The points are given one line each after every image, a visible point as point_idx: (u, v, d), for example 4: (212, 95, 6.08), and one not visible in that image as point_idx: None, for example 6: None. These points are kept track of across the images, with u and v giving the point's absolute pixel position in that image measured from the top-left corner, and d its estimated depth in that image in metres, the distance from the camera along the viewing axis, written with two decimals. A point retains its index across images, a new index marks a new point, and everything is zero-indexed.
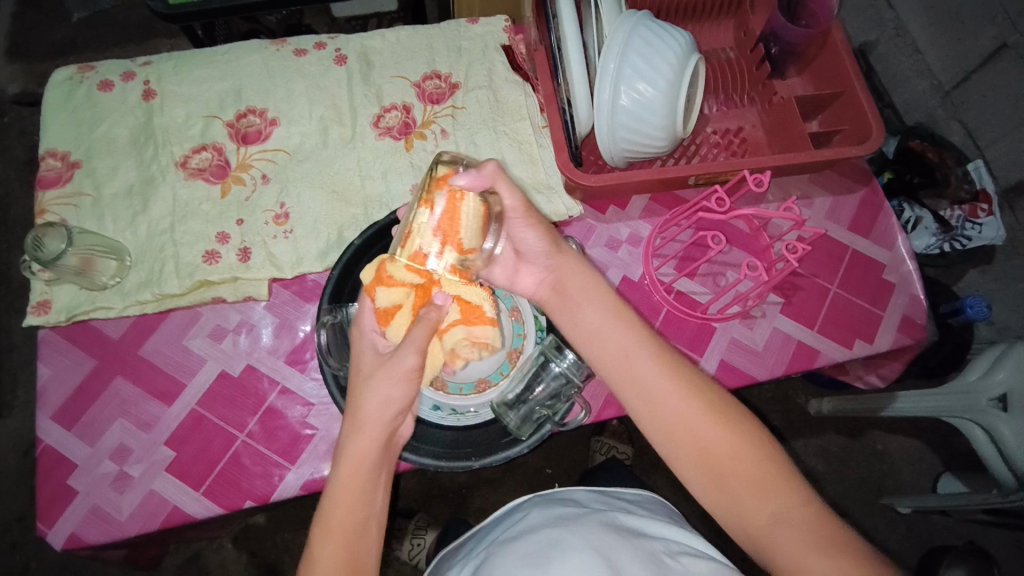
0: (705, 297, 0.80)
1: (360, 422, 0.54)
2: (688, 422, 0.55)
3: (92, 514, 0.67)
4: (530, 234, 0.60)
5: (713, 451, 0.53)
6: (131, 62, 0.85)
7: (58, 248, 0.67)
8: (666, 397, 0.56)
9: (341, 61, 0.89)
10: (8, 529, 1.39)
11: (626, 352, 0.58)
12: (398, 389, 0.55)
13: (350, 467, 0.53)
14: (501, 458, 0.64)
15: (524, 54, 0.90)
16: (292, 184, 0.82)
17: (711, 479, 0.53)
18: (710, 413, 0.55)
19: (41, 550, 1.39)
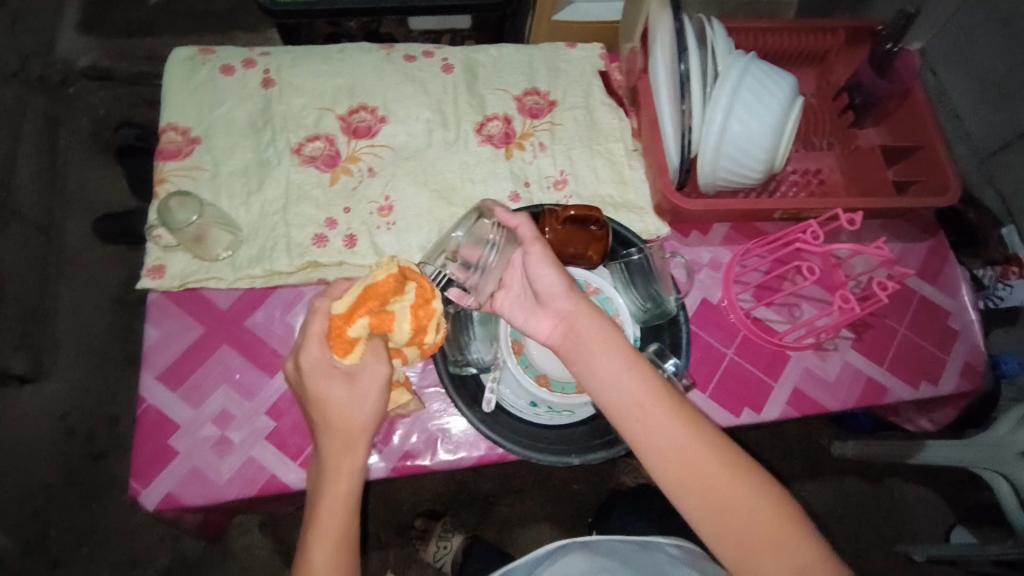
0: (782, 327, 0.85)
1: (337, 446, 0.60)
2: (712, 482, 0.55)
3: (191, 475, 0.69)
4: (544, 270, 0.60)
5: (740, 507, 0.54)
6: (252, 51, 0.90)
7: (190, 219, 0.72)
8: (689, 454, 0.55)
9: (448, 69, 0.94)
10: (30, 494, 1.40)
11: (642, 402, 0.56)
12: (369, 410, 0.60)
13: (333, 484, 0.60)
14: (599, 457, 0.67)
15: (620, 81, 0.97)
16: (397, 178, 0.86)
17: (733, 534, 0.54)
18: (734, 470, 0.55)
19: (60, 518, 1.40)
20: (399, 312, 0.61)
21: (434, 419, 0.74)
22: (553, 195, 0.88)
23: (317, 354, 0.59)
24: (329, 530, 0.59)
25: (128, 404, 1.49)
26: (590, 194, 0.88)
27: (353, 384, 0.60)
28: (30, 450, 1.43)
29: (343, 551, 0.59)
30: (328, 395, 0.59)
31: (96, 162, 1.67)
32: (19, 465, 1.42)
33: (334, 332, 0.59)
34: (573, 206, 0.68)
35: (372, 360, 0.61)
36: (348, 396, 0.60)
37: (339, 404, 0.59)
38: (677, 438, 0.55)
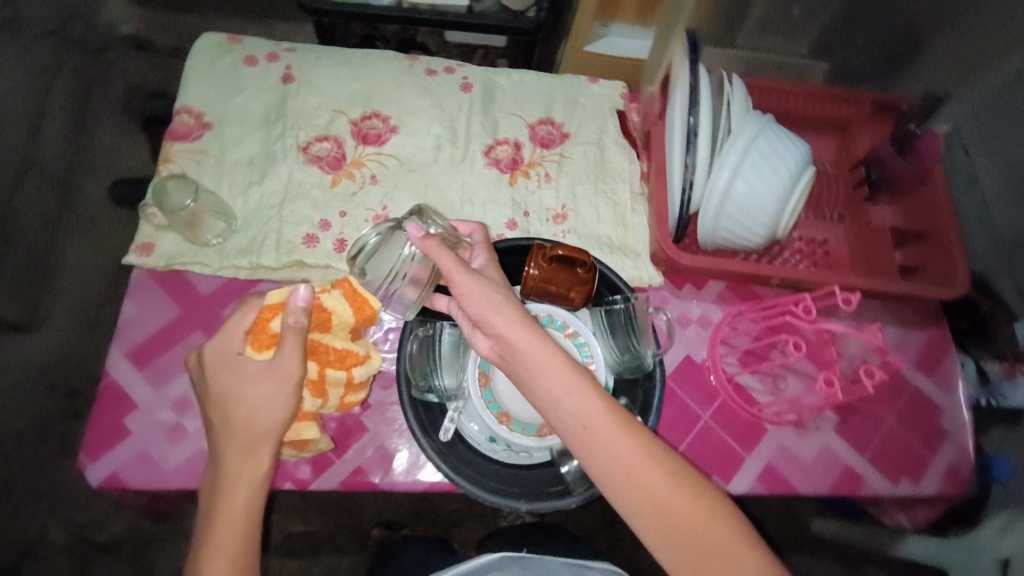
0: (763, 397, 0.82)
1: (238, 451, 0.61)
2: (687, 519, 0.54)
3: (139, 457, 0.68)
4: (477, 300, 0.57)
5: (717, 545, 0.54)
6: (277, 46, 0.92)
7: (186, 202, 0.74)
8: (660, 492, 0.54)
9: (467, 88, 0.94)
10: (2, 442, 1.41)
11: (614, 443, 0.54)
12: (274, 415, 0.61)
13: (234, 489, 0.60)
14: (549, 506, 0.64)
15: (636, 123, 0.95)
16: (398, 188, 0.86)
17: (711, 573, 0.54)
18: (706, 504, 0.55)
19: (26, 471, 1.40)
20: (335, 306, 0.66)
21: (393, 438, 0.73)
22: (551, 228, 0.87)
23: (232, 344, 0.63)
24: (230, 535, 0.60)
25: None
26: (588, 232, 0.87)
27: (264, 380, 0.61)
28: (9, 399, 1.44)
29: (242, 559, 0.60)
30: (236, 392, 0.61)
31: (121, 125, 1.70)
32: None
33: (259, 320, 0.64)
34: (561, 247, 0.67)
35: (285, 357, 0.61)
36: (256, 396, 0.61)
37: (245, 404, 0.61)
38: (648, 476, 0.54)
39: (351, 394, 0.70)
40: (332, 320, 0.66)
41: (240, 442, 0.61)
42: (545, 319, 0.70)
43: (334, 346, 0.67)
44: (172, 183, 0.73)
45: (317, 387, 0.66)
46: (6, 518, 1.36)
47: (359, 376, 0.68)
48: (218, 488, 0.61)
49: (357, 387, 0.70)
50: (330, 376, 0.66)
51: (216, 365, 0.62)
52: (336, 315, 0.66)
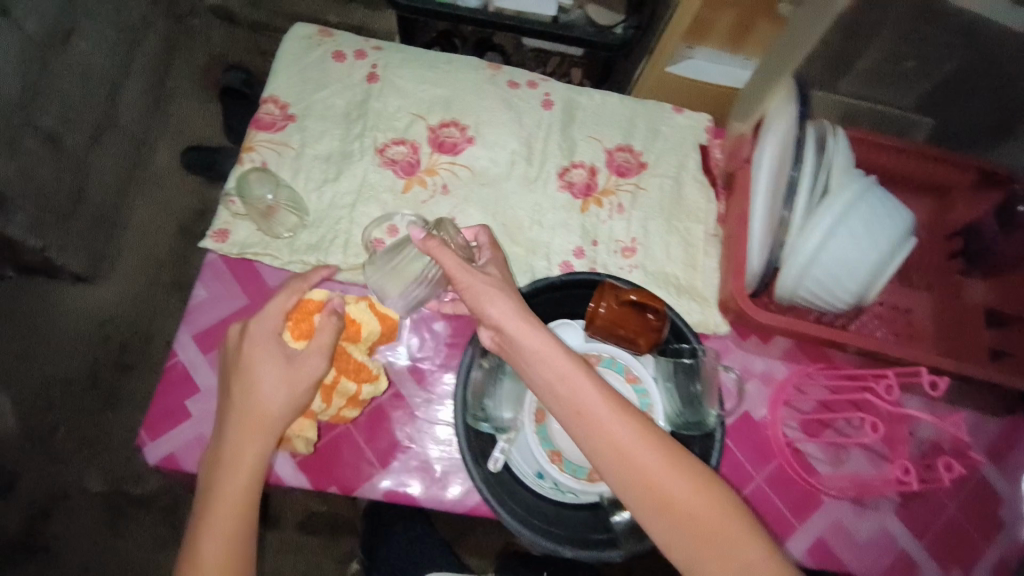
0: (823, 467, 0.79)
1: (244, 433, 0.62)
2: (707, 525, 0.52)
3: (196, 441, 0.70)
4: (498, 303, 0.60)
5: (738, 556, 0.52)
6: (366, 44, 0.92)
7: (267, 196, 0.76)
8: (678, 495, 0.53)
9: (548, 105, 0.93)
10: (50, 387, 1.48)
11: (628, 443, 0.54)
12: (286, 404, 0.62)
13: (237, 469, 0.61)
14: (594, 555, 0.62)
15: (719, 160, 0.92)
16: (468, 202, 0.85)
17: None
18: (727, 512, 0.53)
19: (71, 417, 1.47)
20: (364, 317, 0.69)
21: (437, 458, 0.73)
22: (618, 260, 0.84)
23: (273, 323, 0.65)
24: (226, 513, 0.60)
25: (164, 327, 1.56)
26: (656, 269, 0.84)
27: (290, 366, 0.63)
28: (64, 345, 1.52)
29: (234, 538, 0.60)
30: (255, 375, 0.63)
31: (199, 94, 1.78)
32: (51, 358, 1.50)
33: (302, 309, 0.68)
34: (635, 291, 0.65)
35: (317, 351, 0.64)
36: (276, 381, 0.63)
37: (262, 388, 0.62)
38: (666, 477, 0.53)
39: (350, 410, 0.71)
40: (361, 332, 0.69)
41: (252, 423, 0.61)
42: (606, 360, 0.69)
43: (353, 355, 0.69)
44: (255, 176, 0.76)
45: (327, 392, 0.68)
46: (49, 458, 1.44)
47: (364, 395, 0.70)
48: (221, 461, 0.61)
49: (359, 404, 0.71)
50: (342, 385, 0.68)
51: (246, 342, 0.64)
52: (363, 326, 0.69)
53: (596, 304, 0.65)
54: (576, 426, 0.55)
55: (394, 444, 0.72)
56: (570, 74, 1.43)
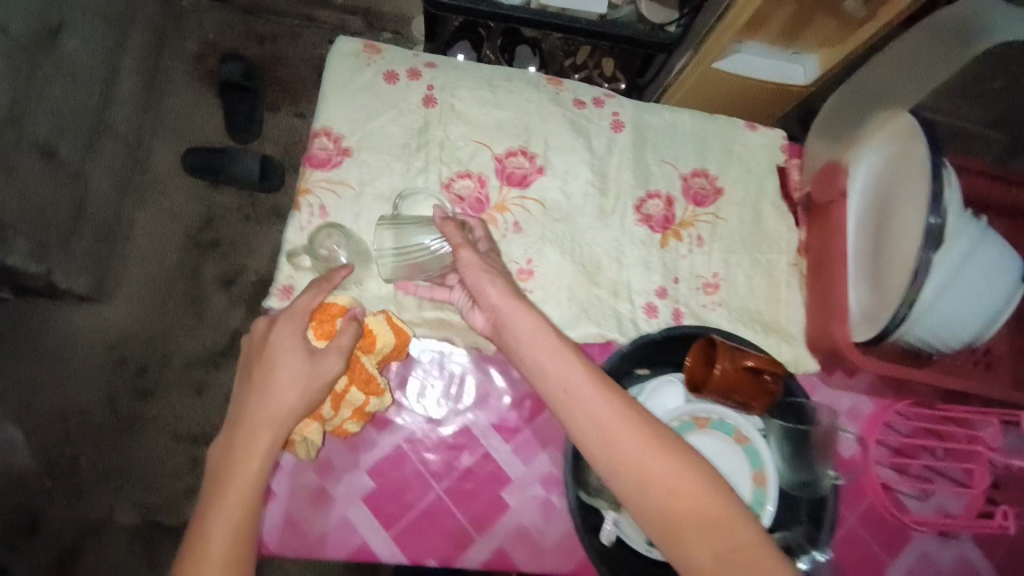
0: (912, 502, 0.81)
1: (254, 428, 0.62)
2: (694, 500, 0.54)
3: (286, 522, 0.69)
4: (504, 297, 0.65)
5: (720, 530, 0.53)
6: (418, 61, 0.83)
7: (340, 259, 0.73)
8: (662, 474, 0.55)
9: (617, 128, 0.86)
10: (68, 416, 1.42)
11: (614, 424, 0.57)
12: (301, 401, 0.63)
13: (242, 461, 0.61)
14: None
15: (797, 183, 0.87)
16: (544, 241, 0.80)
17: (720, 564, 0.52)
18: (713, 496, 0.54)
19: (95, 443, 1.41)
20: (379, 328, 0.70)
21: (530, 520, 0.73)
22: (701, 298, 0.81)
23: (292, 324, 0.66)
24: (235, 509, 0.59)
25: (182, 344, 1.49)
26: (740, 307, 0.81)
27: (308, 363, 0.64)
28: (77, 370, 1.44)
29: (245, 531, 0.59)
30: (275, 372, 0.63)
31: (197, 85, 1.63)
32: (65, 384, 1.43)
33: (325, 310, 0.68)
34: (750, 355, 0.63)
35: (334, 350, 0.65)
36: (291, 378, 0.63)
37: (279, 385, 0.63)
38: (650, 455, 0.56)
39: (352, 421, 0.70)
40: (376, 343, 0.69)
41: (262, 417, 0.62)
42: (715, 422, 0.67)
43: (366, 367, 0.69)
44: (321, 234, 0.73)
45: (336, 400, 0.68)
46: (72, 493, 1.39)
47: (370, 408, 0.70)
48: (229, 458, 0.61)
49: (363, 416, 0.70)
50: (352, 394, 0.68)
51: (265, 343, 0.65)
52: (379, 338, 0.69)
53: (720, 364, 0.61)
54: (568, 412, 0.59)
55: (486, 509, 0.73)
56: (600, 65, 1.33)
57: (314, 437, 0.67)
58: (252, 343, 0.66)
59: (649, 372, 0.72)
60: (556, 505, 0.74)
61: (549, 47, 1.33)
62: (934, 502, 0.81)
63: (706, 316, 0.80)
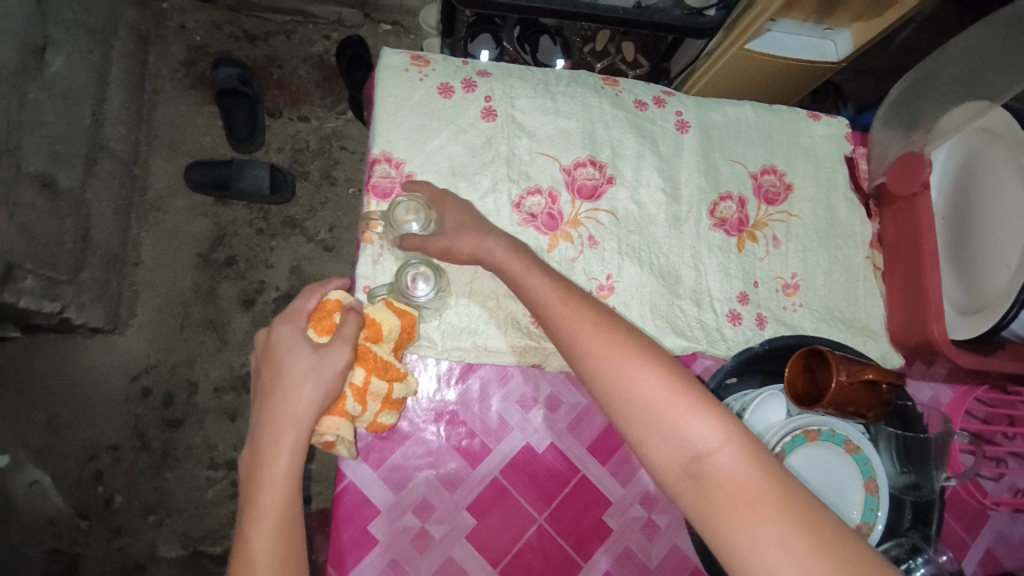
0: (988, 484, 0.78)
1: (270, 425, 0.59)
2: (659, 409, 0.51)
3: (389, 569, 0.66)
4: (535, 268, 0.64)
5: (686, 440, 0.50)
6: (472, 70, 0.80)
7: (421, 296, 0.68)
8: (635, 385, 0.53)
9: (682, 128, 0.83)
10: (94, 456, 1.29)
11: (587, 341, 0.57)
12: (317, 394, 0.60)
13: (271, 461, 0.57)
14: None
15: (865, 173, 0.86)
16: (620, 252, 0.78)
17: (688, 474, 0.49)
18: (680, 404, 0.51)
19: (127, 484, 1.29)
20: (383, 314, 0.65)
21: (637, 541, 0.72)
22: (782, 300, 0.80)
23: (298, 325, 0.63)
24: (270, 499, 0.56)
25: (208, 369, 1.36)
26: (821, 307, 0.80)
27: (316, 355, 0.61)
28: (92, 412, 1.30)
29: (284, 515, 0.56)
30: (287, 367, 0.61)
31: (188, 95, 1.48)
32: (81, 427, 1.29)
33: (320, 308, 0.65)
34: (871, 369, 0.59)
35: (340, 340, 0.62)
36: (301, 371, 0.60)
37: (292, 379, 0.60)
38: (619, 366, 0.54)
39: (386, 412, 0.66)
40: (382, 330, 0.64)
41: (273, 414, 0.59)
42: (826, 434, 0.66)
43: (379, 354, 0.64)
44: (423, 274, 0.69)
45: (360, 394, 0.63)
46: (108, 537, 1.27)
47: (397, 393, 0.66)
48: (253, 455, 0.59)
49: (393, 405, 0.67)
50: (374, 385, 0.64)
51: (273, 347, 0.63)
52: (383, 324, 0.64)
53: (836, 377, 0.60)
54: (559, 335, 0.58)
55: (596, 534, 0.71)
56: (621, 50, 1.27)
57: (347, 433, 0.63)
58: (258, 352, 0.64)
59: (738, 379, 0.70)
60: (659, 524, 0.72)
61: (567, 35, 1.26)
62: (1006, 480, 0.78)
63: (789, 318, 0.79)
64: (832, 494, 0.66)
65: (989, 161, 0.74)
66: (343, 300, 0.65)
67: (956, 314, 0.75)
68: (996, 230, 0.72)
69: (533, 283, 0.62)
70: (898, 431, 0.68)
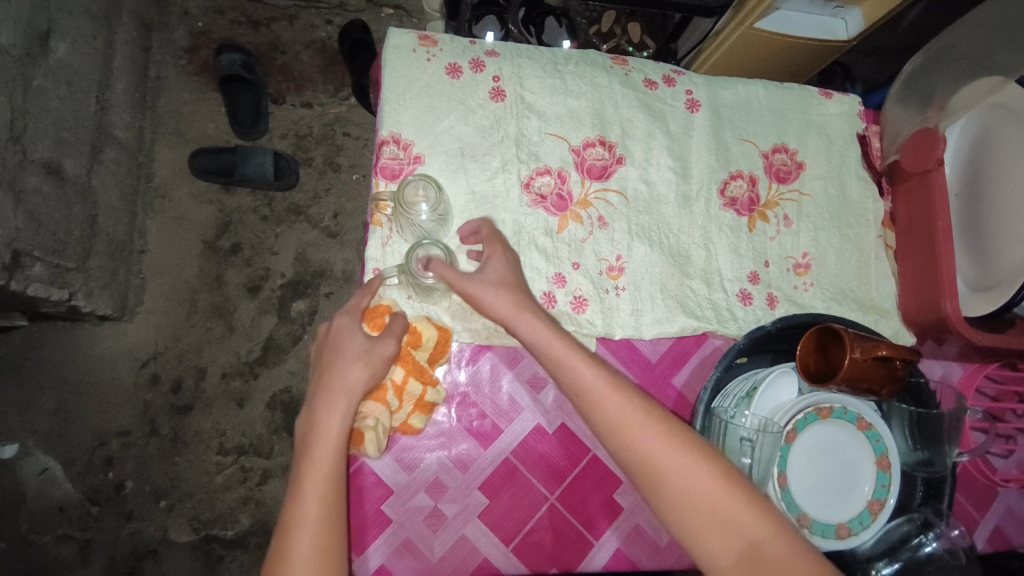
0: (998, 461, 0.78)
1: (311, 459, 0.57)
2: (712, 500, 0.53)
3: (403, 546, 0.67)
4: None
5: (740, 530, 0.52)
6: (479, 50, 0.79)
7: (430, 277, 0.67)
8: (684, 477, 0.54)
9: (692, 107, 0.82)
10: (105, 442, 1.30)
11: (632, 426, 0.57)
12: (366, 377, 0.61)
13: (317, 451, 0.58)
14: None
15: (878, 151, 0.86)
16: (629, 233, 0.77)
17: (744, 562, 0.51)
18: (731, 496, 0.53)
19: (138, 469, 1.31)
20: (423, 323, 0.68)
21: (648, 520, 0.72)
22: (793, 279, 0.79)
23: (352, 320, 0.64)
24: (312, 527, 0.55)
25: (216, 356, 1.36)
26: (833, 286, 0.80)
27: (367, 344, 0.63)
28: (102, 398, 1.31)
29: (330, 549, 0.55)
30: (342, 349, 0.62)
31: (190, 81, 1.47)
32: (93, 413, 1.31)
33: (374, 307, 0.67)
34: (883, 345, 0.60)
35: (390, 334, 0.64)
36: (354, 357, 0.62)
37: (344, 362, 0.62)
38: (669, 458, 0.55)
39: (418, 414, 0.68)
40: (422, 337, 0.67)
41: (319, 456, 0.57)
42: (837, 411, 0.66)
43: (419, 359, 0.67)
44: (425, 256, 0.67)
45: (399, 391, 0.66)
46: (120, 521, 1.29)
47: (429, 398, 0.68)
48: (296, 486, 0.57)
49: (426, 408, 0.68)
50: (410, 385, 0.66)
51: (321, 365, 0.63)
52: (423, 333, 0.67)
53: (849, 355, 0.60)
54: (598, 421, 0.59)
55: (607, 513, 0.71)
56: (627, 31, 1.25)
57: (385, 422, 0.65)
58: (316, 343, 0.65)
59: (748, 359, 0.70)
60: None
61: (573, 16, 1.25)
62: (1017, 457, 0.78)
63: (800, 298, 0.79)
64: (842, 471, 0.66)
65: (1002, 135, 0.72)
66: (394, 303, 0.69)
67: (970, 292, 0.75)
68: (1008, 207, 0.71)
69: (549, 337, 0.62)
70: (912, 408, 0.68)
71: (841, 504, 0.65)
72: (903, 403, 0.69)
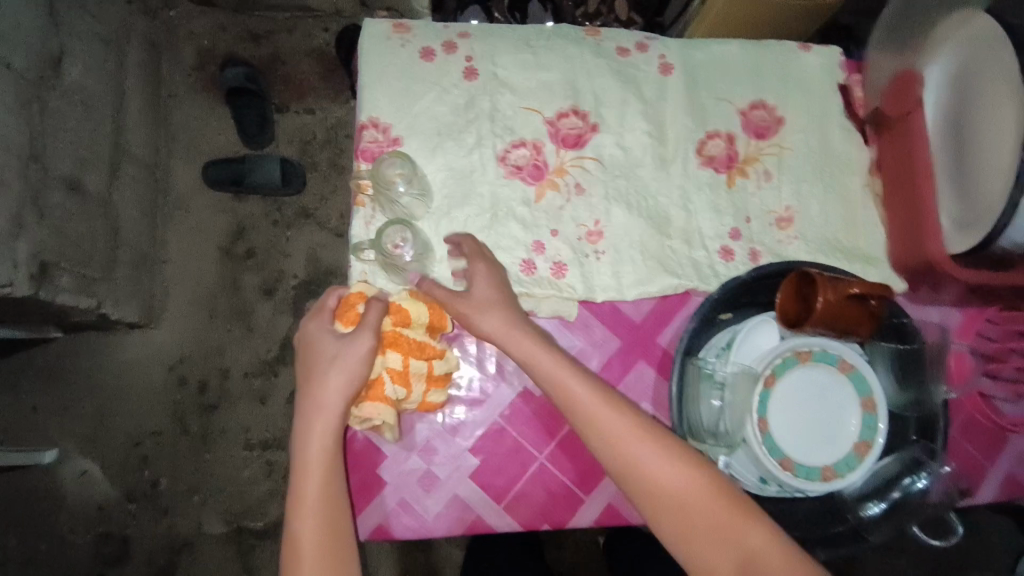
0: (1007, 407, 0.75)
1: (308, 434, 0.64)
2: (660, 475, 0.60)
3: (398, 507, 0.70)
4: None
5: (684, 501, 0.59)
6: (451, 32, 0.81)
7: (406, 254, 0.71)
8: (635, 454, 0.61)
9: (665, 70, 0.82)
10: (139, 441, 1.38)
11: (588, 409, 0.63)
12: (344, 380, 0.64)
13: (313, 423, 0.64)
14: (828, 536, 0.65)
15: (860, 98, 0.84)
16: (607, 198, 0.78)
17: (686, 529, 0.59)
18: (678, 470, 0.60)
19: (169, 465, 1.38)
20: (411, 301, 0.67)
21: None
22: (776, 234, 0.79)
23: (325, 322, 0.67)
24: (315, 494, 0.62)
25: (237, 355, 1.43)
26: (818, 238, 0.79)
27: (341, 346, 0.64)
28: (135, 400, 1.39)
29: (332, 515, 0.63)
30: (325, 331, 0.66)
31: (199, 97, 1.55)
32: (126, 414, 1.38)
33: (344, 302, 0.68)
34: (855, 283, 0.60)
35: (363, 330, 0.64)
36: (328, 364, 0.64)
37: (326, 357, 0.65)
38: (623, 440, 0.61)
39: (433, 390, 0.69)
40: (410, 316, 0.66)
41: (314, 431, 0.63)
42: (819, 354, 0.65)
43: (414, 338, 0.67)
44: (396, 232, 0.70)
45: (401, 378, 0.66)
46: (156, 515, 1.36)
47: (439, 370, 0.69)
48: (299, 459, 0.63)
49: (440, 382, 0.69)
50: (414, 366, 0.66)
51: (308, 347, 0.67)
52: (411, 311, 0.67)
53: (822, 295, 0.59)
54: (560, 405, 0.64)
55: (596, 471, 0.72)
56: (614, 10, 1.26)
57: (392, 416, 0.66)
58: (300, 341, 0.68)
59: (732, 316, 0.70)
60: None
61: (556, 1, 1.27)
62: None
63: (784, 251, 0.78)
64: (825, 414, 0.65)
65: (976, 69, 0.71)
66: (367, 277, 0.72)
67: (953, 228, 0.74)
68: (985, 142, 0.70)
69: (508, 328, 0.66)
70: (894, 347, 0.67)
71: (824, 448, 0.64)
72: (888, 343, 0.68)
